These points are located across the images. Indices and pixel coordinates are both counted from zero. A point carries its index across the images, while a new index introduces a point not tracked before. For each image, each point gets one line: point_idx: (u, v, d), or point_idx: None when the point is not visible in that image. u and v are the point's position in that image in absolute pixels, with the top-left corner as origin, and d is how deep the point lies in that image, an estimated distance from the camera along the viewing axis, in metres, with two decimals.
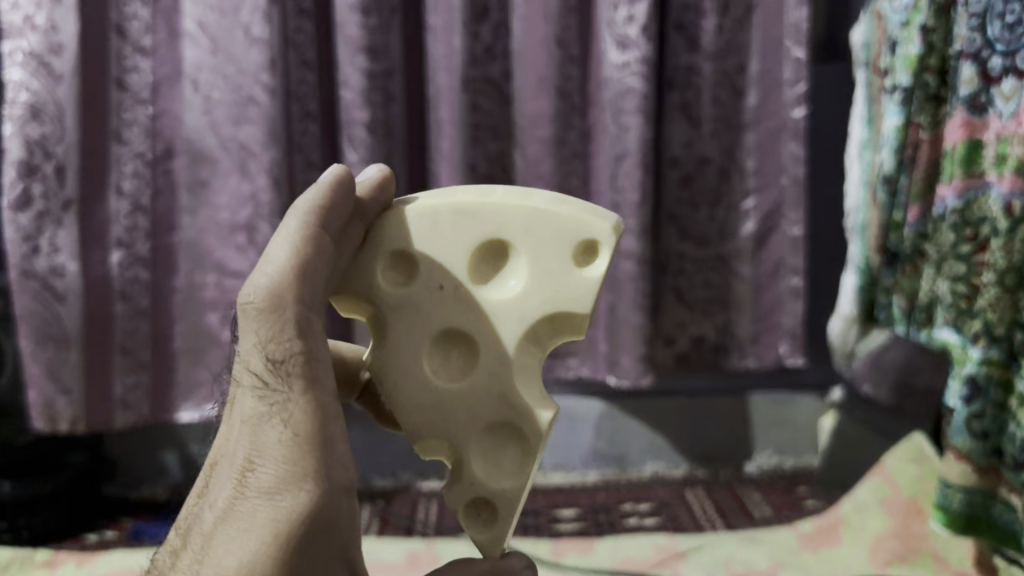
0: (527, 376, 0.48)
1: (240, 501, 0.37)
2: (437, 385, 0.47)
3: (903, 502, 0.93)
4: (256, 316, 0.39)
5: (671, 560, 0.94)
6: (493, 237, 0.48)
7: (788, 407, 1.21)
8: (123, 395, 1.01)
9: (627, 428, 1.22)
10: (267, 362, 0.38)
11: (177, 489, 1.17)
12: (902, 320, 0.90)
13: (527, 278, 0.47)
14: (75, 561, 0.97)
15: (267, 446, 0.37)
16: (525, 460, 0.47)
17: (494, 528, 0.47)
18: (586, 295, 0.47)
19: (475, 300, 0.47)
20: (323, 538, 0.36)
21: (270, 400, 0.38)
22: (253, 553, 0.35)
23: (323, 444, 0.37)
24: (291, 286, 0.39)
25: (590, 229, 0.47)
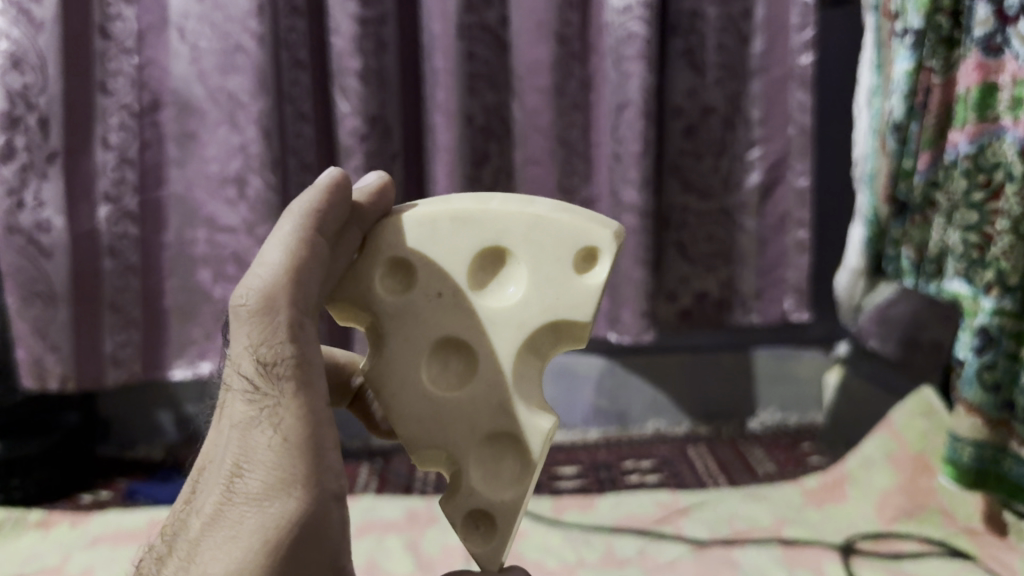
0: (526, 386, 0.47)
1: (228, 508, 0.37)
2: (434, 395, 0.46)
3: (911, 458, 0.91)
4: (248, 320, 0.39)
5: (673, 517, 0.92)
6: (492, 244, 0.47)
7: (793, 363, 1.19)
8: (114, 353, 0.99)
9: (629, 385, 1.20)
10: (257, 366, 0.38)
11: (172, 448, 1.16)
12: (911, 272, 0.88)
13: (525, 287, 0.46)
14: (69, 522, 0.96)
15: (257, 450, 0.37)
16: (526, 470, 0.46)
17: (492, 542, 0.46)
18: (586, 304, 0.46)
19: (474, 309, 0.46)
20: (311, 544, 0.37)
21: (259, 404, 0.38)
22: (241, 560, 0.35)
23: (313, 450, 0.37)
24: (284, 290, 0.39)
25: (590, 236, 0.46)
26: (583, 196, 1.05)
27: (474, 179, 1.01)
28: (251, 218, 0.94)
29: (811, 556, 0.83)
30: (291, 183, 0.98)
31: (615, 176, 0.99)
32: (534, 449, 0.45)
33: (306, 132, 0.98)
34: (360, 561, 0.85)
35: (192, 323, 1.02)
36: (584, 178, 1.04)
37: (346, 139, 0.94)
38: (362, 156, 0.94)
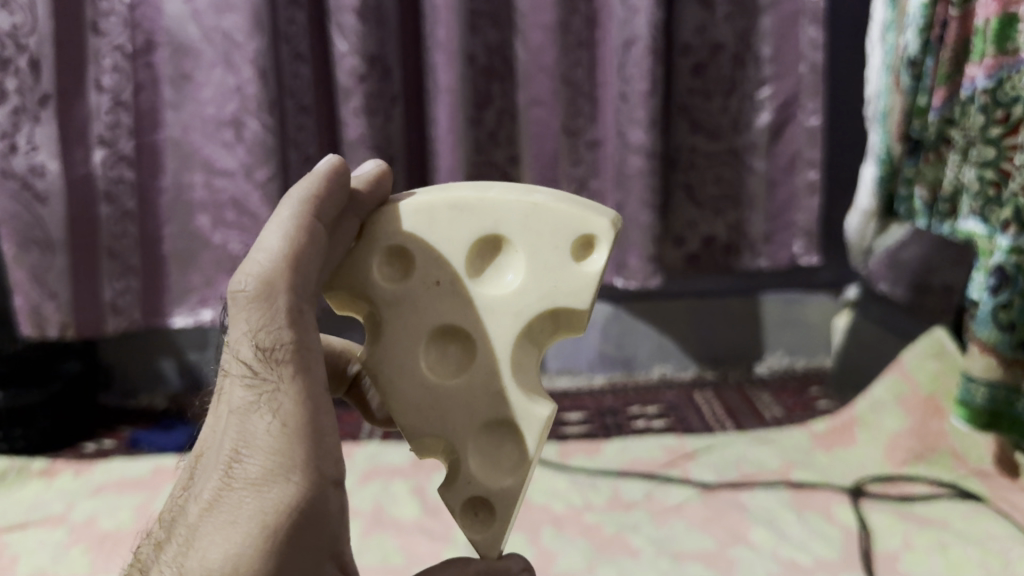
0: (525, 373, 0.45)
1: (227, 495, 0.36)
2: (432, 381, 0.45)
3: (922, 400, 0.90)
4: (247, 305, 0.38)
5: (680, 461, 0.91)
6: (489, 232, 0.44)
7: (801, 307, 1.18)
8: (113, 300, 0.98)
9: (635, 333, 1.18)
10: (255, 351, 0.37)
11: (175, 397, 1.15)
12: (924, 213, 0.86)
13: (523, 274, 0.44)
14: (73, 470, 0.95)
15: (256, 435, 0.36)
16: (524, 455, 0.44)
17: (491, 528, 0.44)
18: (584, 291, 0.43)
19: (471, 300, 0.44)
20: (311, 529, 0.36)
21: (257, 389, 0.37)
22: (240, 545, 0.35)
23: (313, 435, 0.36)
24: (283, 274, 0.38)
25: (587, 224, 0.44)
26: (588, 137, 1.02)
27: (474, 120, 0.99)
28: (250, 161, 0.92)
29: (820, 499, 0.82)
30: (289, 125, 0.96)
31: (621, 116, 0.97)
32: (529, 446, 0.44)
33: (304, 73, 0.95)
34: (366, 507, 0.84)
35: (192, 270, 1.01)
36: (590, 119, 1.02)
37: (345, 80, 0.91)
38: (361, 97, 0.92)
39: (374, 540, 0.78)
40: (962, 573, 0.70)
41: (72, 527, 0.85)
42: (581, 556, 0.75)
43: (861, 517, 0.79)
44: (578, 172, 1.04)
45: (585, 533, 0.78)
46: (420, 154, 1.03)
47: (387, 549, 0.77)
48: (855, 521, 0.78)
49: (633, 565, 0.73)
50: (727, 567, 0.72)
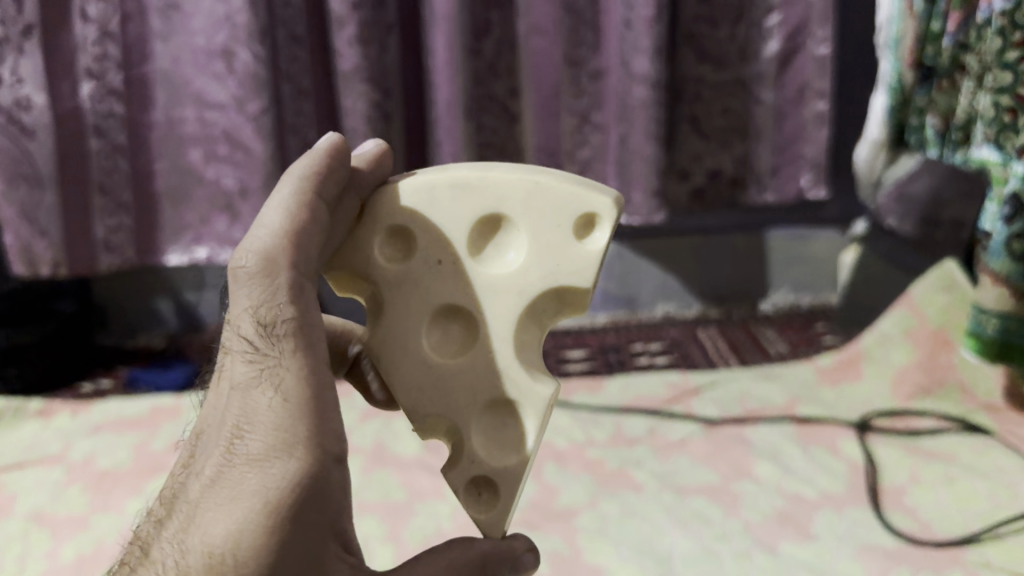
0: (530, 354, 0.43)
1: (229, 471, 0.34)
2: (435, 362, 0.43)
3: (930, 333, 0.89)
4: (248, 282, 0.37)
5: (684, 397, 0.90)
6: (490, 212, 0.42)
7: (807, 242, 1.16)
8: (106, 238, 0.95)
9: (638, 271, 1.16)
10: (256, 326, 0.36)
11: (173, 336, 1.14)
12: (936, 143, 0.83)
13: (525, 252, 0.42)
14: (70, 411, 0.93)
15: (258, 410, 0.35)
16: (529, 434, 0.42)
17: (496, 509, 0.42)
18: (587, 270, 0.41)
19: (470, 279, 0.42)
20: (314, 507, 0.34)
21: (258, 364, 0.36)
22: (242, 522, 0.33)
23: (316, 411, 0.35)
24: (285, 250, 0.37)
25: (589, 202, 0.41)
26: (590, 68, 0.99)
27: (473, 51, 0.96)
28: (242, 94, 0.89)
29: (825, 433, 0.81)
30: (281, 56, 0.92)
31: (625, 44, 0.94)
32: (529, 441, 0.41)
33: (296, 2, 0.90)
34: (365, 445, 0.83)
35: (185, 206, 0.98)
36: (593, 48, 0.98)
37: (338, 8, 0.88)
38: (355, 26, 0.88)
39: (376, 476, 0.78)
40: (970, 506, 0.70)
41: (70, 466, 0.84)
42: (584, 491, 0.74)
43: (868, 451, 0.78)
44: (581, 105, 1.01)
45: (588, 468, 0.77)
46: (417, 86, 1.00)
47: (388, 485, 0.76)
48: (862, 454, 0.77)
49: (636, 500, 0.72)
50: (732, 502, 0.71)
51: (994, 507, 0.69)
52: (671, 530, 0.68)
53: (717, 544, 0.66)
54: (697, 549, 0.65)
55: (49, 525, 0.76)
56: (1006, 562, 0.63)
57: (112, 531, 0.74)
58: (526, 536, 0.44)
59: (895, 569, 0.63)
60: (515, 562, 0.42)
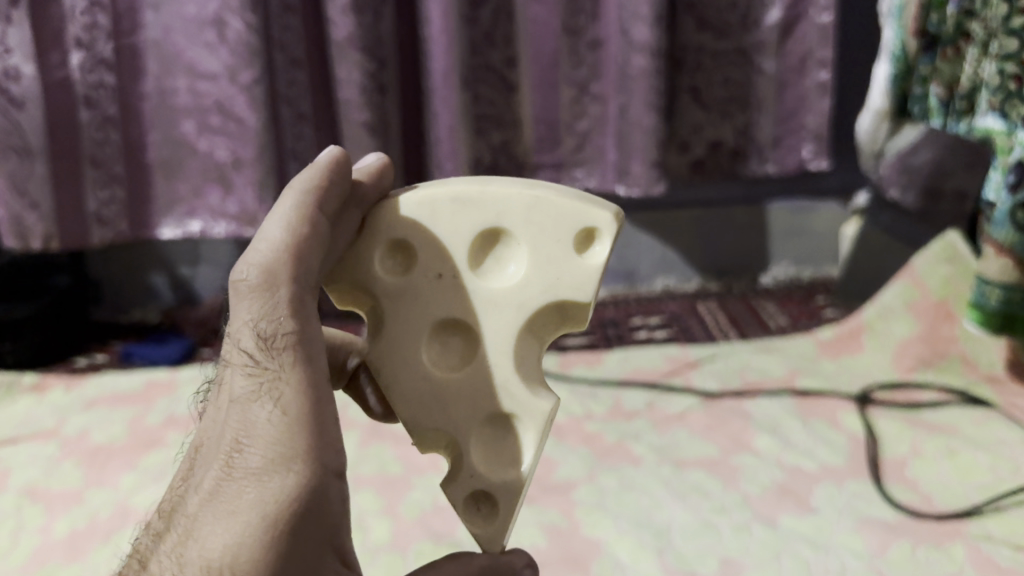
0: (530, 369, 0.41)
1: (228, 485, 0.33)
2: (435, 375, 0.42)
3: (931, 305, 0.88)
4: (248, 295, 0.36)
5: (683, 369, 0.89)
6: (490, 225, 0.41)
7: (808, 216, 1.14)
8: (98, 211, 0.94)
9: (638, 244, 1.15)
10: (257, 340, 0.35)
11: (168, 311, 1.13)
12: (939, 112, 0.81)
13: (525, 266, 0.41)
14: (64, 386, 0.93)
15: (257, 422, 0.33)
16: (529, 447, 0.41)
17: (495, 524, 0.41)
18: (587, 283, 0.40)
19: (470, 294, 0.41)
20: (312, 522, 0.33)
21: (257, 378, 0.34)
22: (238, 536, 0.32)
23: (316, 425, 0.33)
24: (286, 264, 0.36)
25: (588, 216, 0.40)
26: (589, 37, 0.97)
27: (469, 19, 0.93)
28: (234, 63, 0.88)
29: (825, 406, 0.80)
30: (274, 25, 0.90)
31: (624, 11, 0.92)
32: (525, 463, 0.40)
33: None
34: (362, 419, 0.82)
35: (178, 179, 0.97)
36: (591, 16, 0.96)
37: None
38: None
39: (372, 450, 0.77)
40: (971, 479, 0.69)
41: (64, 441, 0.83)
42: (582, 464, 0.73)
43: (868, 424, 0.77)
44: (580, 75, 0.99)
45: (586, 442, 0.77)
46: (412, 56, 0.98)
47: (385, 459, 0.75)
48: (863, 427, 0.76)
49: (634, 473, 0.71)
50: (731, 475, 0.71)
51: (996, 480, 0.68)
52: (669, 503, 0.67)
53: (715, 517, 0.65)
54: (695, 522, 0.65)
55: (43, 501, 0.75)
56: (1008, 535, 0.62)
57: (106, 505, 0.73)
58: (524, 551, 0.43)
59: (895, 542, 0.62)
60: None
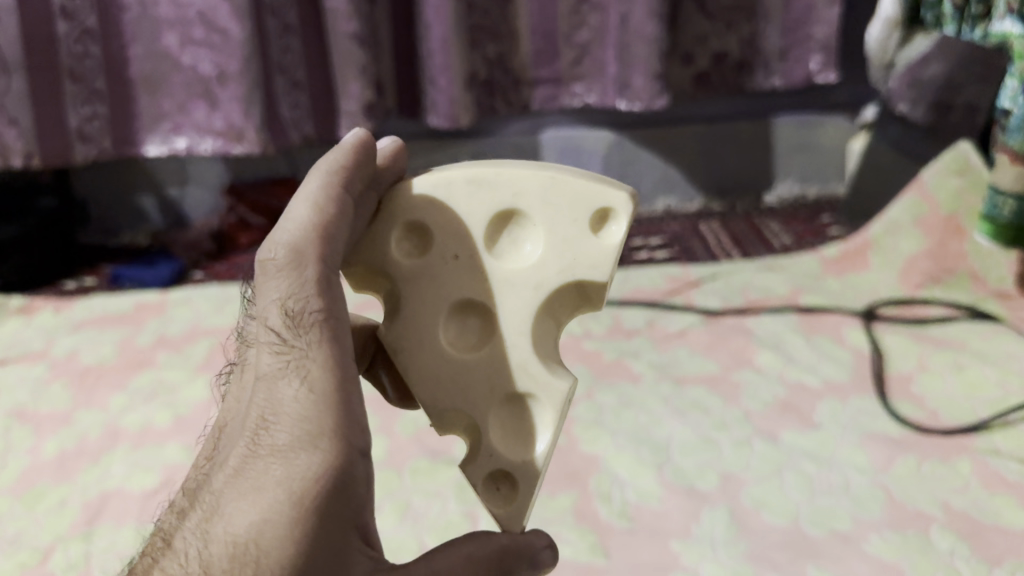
0: (547, 351, 0.38)
1: (255, 462, 0.31)
2: (453, 356, 0.38)
3: (941, 221, 0.85)
4: (276, 274, 0.33)
5: (684, 289, 0.87)
6: (505, 206, 0.38)
7: (814, 131, 1.11)
8: (80, 127, 0.92)
9: (638, 161, 1.11)
10: (284, 318, 0.33)
11: (158, 234, 1.11)
12: (953, 20, 0.80)
13: (541, 247, 0.38)
14: (52, 308, 0.91)
15: (284, 400, 0.31)
16: (550, 427, 0.37)
17: (513, 504, 0.38)
18: (604, 262, 0.37)
19: (487, 274, 0.38)
20: (338, 503, 0.31)
21: (284, 356, 0.32)
22: (262, 517, 0.30)
23: (343, 403, 0.31)
24: (315, 242, 0.34)
25: (602, 196, 0.37)
26: None
27: None
28: None
29: (830, 322, 0.78)
30: None
31: None
32: (538, 450, 0.37)
33: None
34: None
35: (163, 95, 0.93)
36: None
37: None
38: None
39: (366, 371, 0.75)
40: (978, 394, 0.67)
41: (53, 362, 0.81)
42: (579, 382, 0.71)
43: (874, 339, 0.75)
44: None
45: (584, 360, 0.75)
46: None
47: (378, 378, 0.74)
48: (868, 343, 0.75)
49: (633, 390, 0.70)
50: (732, 391, 0.69)
51: (1003, 395, 0.66)
52: (669, 420, 0.65)
53: (716, 433, 0.64)
54: (695, 438, 0.63)
55: (32, 422, 0.73)
56: (1014, 449, 0.61)
57: (95, 426, 0.72)
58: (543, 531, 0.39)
59: (900, 457, 0.61)
60: (533, 559, 0.37)
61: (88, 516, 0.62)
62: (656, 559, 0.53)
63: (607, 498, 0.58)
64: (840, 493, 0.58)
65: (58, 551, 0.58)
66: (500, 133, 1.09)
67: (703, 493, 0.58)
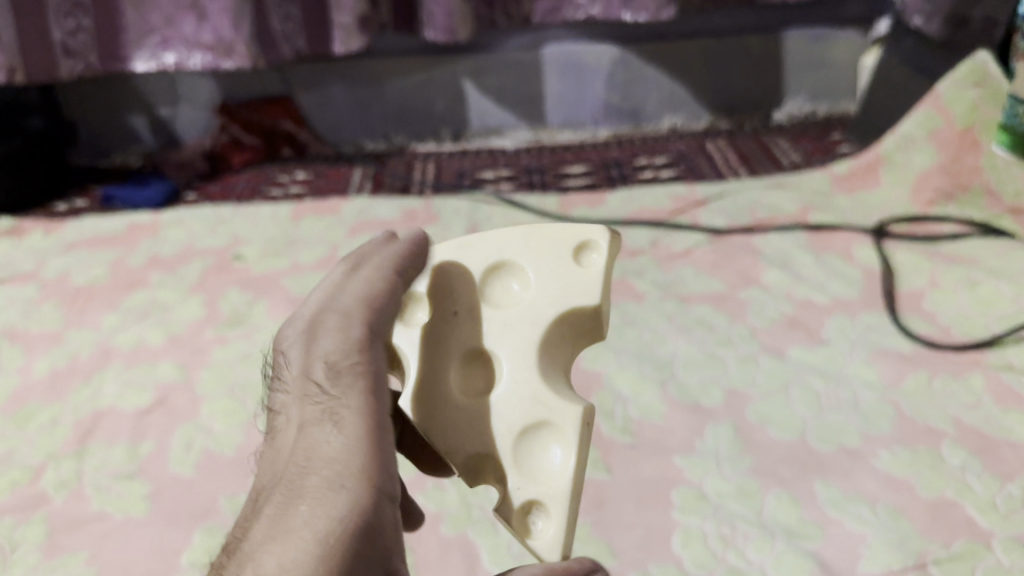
0: (555, 383, 0.35)
1: (281, 504, 0.28)
2: (465, 402, 0.35)
3: (955, 134, 0.80)
4: (323, 335, 0.32)
5: (689, 208, 0.85)
6: (492, 261, 0.37)
7: (825, 46, 1.07)
8: (64, 41, 0.89)
9: (643, 78, 1.08)
10: (326, 370, 0.31)
11: (149, 155, 1.10)
12: None
13: (531, 286, 0.37)
14: (43, 230, 0.88)
15: (318, 444, 0.29)
16: (573, 443, 0.33)
17: (551, 535, 0.32)
18: (594, 287, 0.36)
19: (488, 321, 0.36)
20: (365, 555, 0.27)
21: (323, 406, 0.30)
22: (282, 555, 0.26)
23: (378, 453, 0.29)
24: (364, 311, 0.33)
25: (580, 232, 0.37)
26: None
27: None
28: None
29: (840, 239, 0.76)
30: None
31: None
32: (564, 469, 0.33)
33: None
34: None
35: (150, 8, 0.90)
36: None
37: None
38: None
39: None
40: (992, 310, 0.65)
41: (43, 283, 0.80)
42: None
43: (885, 256, 0.73)
44: None
45: None
46: None
47: None
48: (879, 259, 0.72)
49: (636, 308, 0.68)
50: (738, 308, 0.67)
51: (1018, 309, 0.64)
52: (672, 337, 0.64)
53: (721, 349, 0.62)
54: (699, 354, 0.62)
55: (22, 341, 0.72)
56: None
57: (87, 345, 0.70)
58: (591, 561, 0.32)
59: (910, 372, 0.59)
60: None
61: (81, 435, 0.60)
62: (659, 474, 0.52)
63: (609, 415, 0.57)
64: (849, 409, 0.56)
65: (51, 469, 0.57)
66: (501, 49, 1.05)
67: (708, 410, 0.57)
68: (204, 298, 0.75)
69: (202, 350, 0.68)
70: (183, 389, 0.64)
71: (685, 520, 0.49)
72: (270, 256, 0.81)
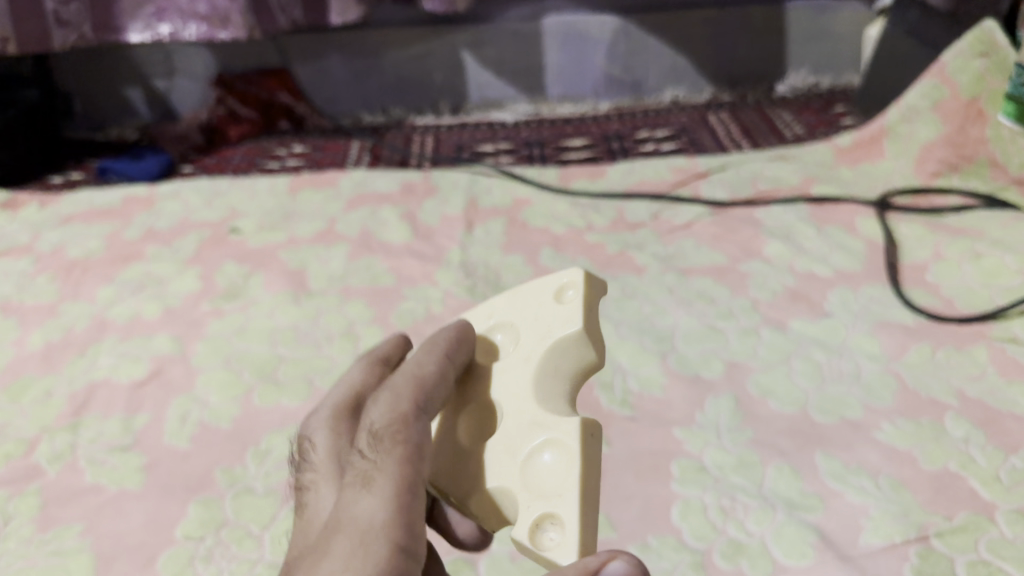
0: (555, 408, 0.35)
1: (309, 562, 0.28)
2: (468, 448, 0.36)
3: (960, 106, 0.79)
4: (372, 408, 0.33)
5: (690, 181, 0.84)
6: (488, 329, 0.40)
7: (829, 17, 1.06)
8: (56, 10, 0.88)
9: (645, 49, 1.07)
10: (369, 439, 0.31)
11: (146, 128, 1.09)
12: None
13: (520, 336, 0.38)
14: (38, 203, 0.87)
15: (350, 507, 0.29)
16: (577, 448, 0.32)
17: (565, 537, 0.30)
18: (572, 317, 0.37)
19: (488, 375, 0.38)
20: None
21: (361, 471, 0.30)
22: None
23: (406, 521, 0.29)
24: (413, 388, 0.33)
25: (558, 279, 0.39)
26: None
27: None
28: None
29: (843, 212, 0.75)
30: None
31: None
32: (571, 473, 0.31)
33: None
34: (352, 232, 0.79)
35: None
36: None
37: None
38: None
39: (362, 262, 0.74)
40: (997, 282, 0.64)
41: (38, 256, 0.79)
42: None
43: (888, 228, 0.72)
44: None
45: (587, 252, 0.72)
46: None
47: (375, 272, 0.72)
48: (882, 232, 0.72)
49: (637, 281, 0.67)
50: (739, 280, 0.66)
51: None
52: (672, 309, 0.63)
53: (722, 321, 0.62)
54: (699, 327, 0.61)
55: (16, 314, 0.71)
56: None
57: (82, 318, 0.69)
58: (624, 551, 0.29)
59: (913, 345, 0.58)
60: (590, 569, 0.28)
61: (75, 407, 0.60)
62: (657, 446, 0.51)
63: (609, 387, 0.56)
64: (851, 381, 0.55)
65: (45, 441, 0.57)
66: (500, 19, 1.04)
67: (708, 381, 0.56)
68: (201, 270, 0.74)
69: (198, 322, 0.67)
70: (178, 361, 0.63)
71: (684, 491, 0.48)
72: (266, 229, 0.80)
